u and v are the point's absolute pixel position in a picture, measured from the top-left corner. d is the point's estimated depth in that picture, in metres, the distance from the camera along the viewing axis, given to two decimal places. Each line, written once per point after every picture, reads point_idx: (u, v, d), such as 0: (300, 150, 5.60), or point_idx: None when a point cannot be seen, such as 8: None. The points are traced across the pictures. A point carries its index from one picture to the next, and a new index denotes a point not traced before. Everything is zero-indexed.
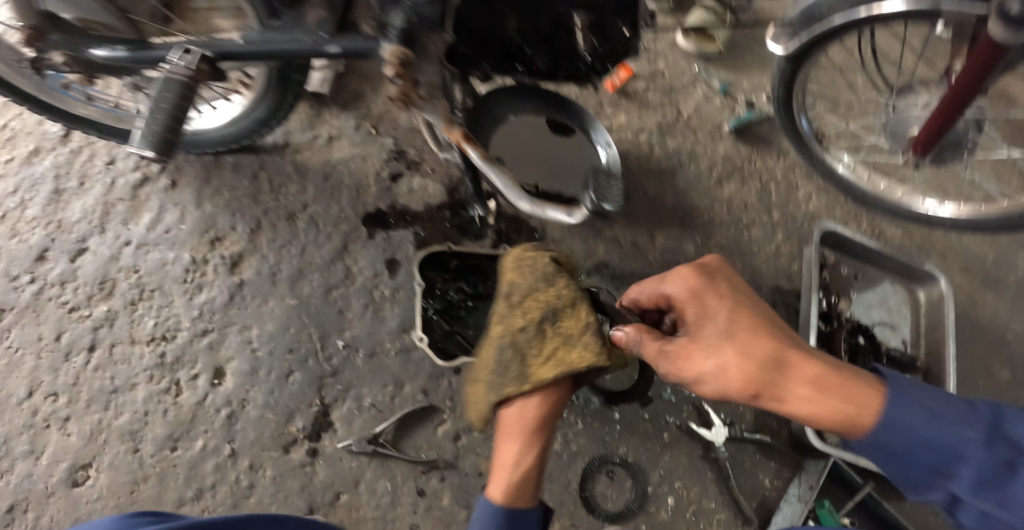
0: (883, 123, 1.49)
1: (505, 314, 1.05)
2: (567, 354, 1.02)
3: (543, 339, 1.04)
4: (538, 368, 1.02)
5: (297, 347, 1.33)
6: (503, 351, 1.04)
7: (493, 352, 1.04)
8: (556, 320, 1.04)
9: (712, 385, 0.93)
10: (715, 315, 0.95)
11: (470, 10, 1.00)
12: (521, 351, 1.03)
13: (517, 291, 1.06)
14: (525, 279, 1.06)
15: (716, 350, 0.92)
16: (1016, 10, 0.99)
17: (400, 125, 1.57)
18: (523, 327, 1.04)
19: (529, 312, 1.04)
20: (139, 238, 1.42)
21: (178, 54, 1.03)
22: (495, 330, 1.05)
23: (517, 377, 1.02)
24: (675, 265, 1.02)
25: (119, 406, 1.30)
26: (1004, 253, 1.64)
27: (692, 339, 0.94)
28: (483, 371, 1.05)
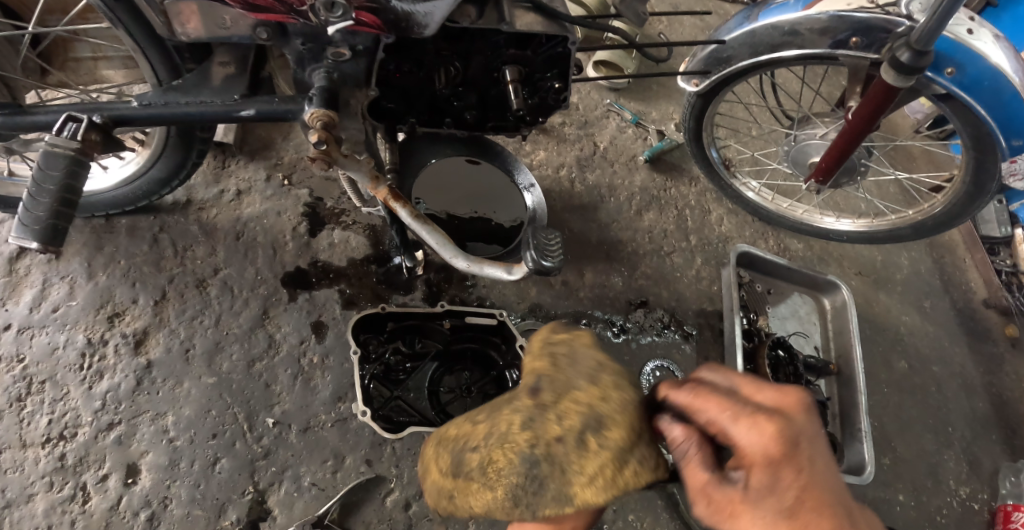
0: (781, 152, 1.59)
1: (532, 417, 0.79)
2: (622, 473, 0.77)
3: (587, 452, 0.76)
4: (581, 488, 0.76)
5: (221, 431, 1.24)
6: (535, 465, 0.76)
7: (520, 463, 0.76)
8: (602, 428, 0.77)
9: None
10: (781, 493, 0.71)
11: (395, 66, 0.97)
12: (560, 465, 0.76)
13: (549, 388, 0.81)
14: (563, 375, 0.83)
15: (775, 523, 0.70)
16: (906, 59, 1.12)
17: (315, 175, 1.50)
18: (558, 437, 0.77)
19: (565, 413, 0.78)
20: (21, 320, 1.28)
21: (61, 126, 0.92)
22: (518, 434, 0.78)
23: (557, 498, 0.76)
24: (755, 412, 0.76)
25: (14, 523, 1.15)
26: (889, 256, 1.79)
27: (751, 497, 0.72)
28: (508, 487, 0.76)
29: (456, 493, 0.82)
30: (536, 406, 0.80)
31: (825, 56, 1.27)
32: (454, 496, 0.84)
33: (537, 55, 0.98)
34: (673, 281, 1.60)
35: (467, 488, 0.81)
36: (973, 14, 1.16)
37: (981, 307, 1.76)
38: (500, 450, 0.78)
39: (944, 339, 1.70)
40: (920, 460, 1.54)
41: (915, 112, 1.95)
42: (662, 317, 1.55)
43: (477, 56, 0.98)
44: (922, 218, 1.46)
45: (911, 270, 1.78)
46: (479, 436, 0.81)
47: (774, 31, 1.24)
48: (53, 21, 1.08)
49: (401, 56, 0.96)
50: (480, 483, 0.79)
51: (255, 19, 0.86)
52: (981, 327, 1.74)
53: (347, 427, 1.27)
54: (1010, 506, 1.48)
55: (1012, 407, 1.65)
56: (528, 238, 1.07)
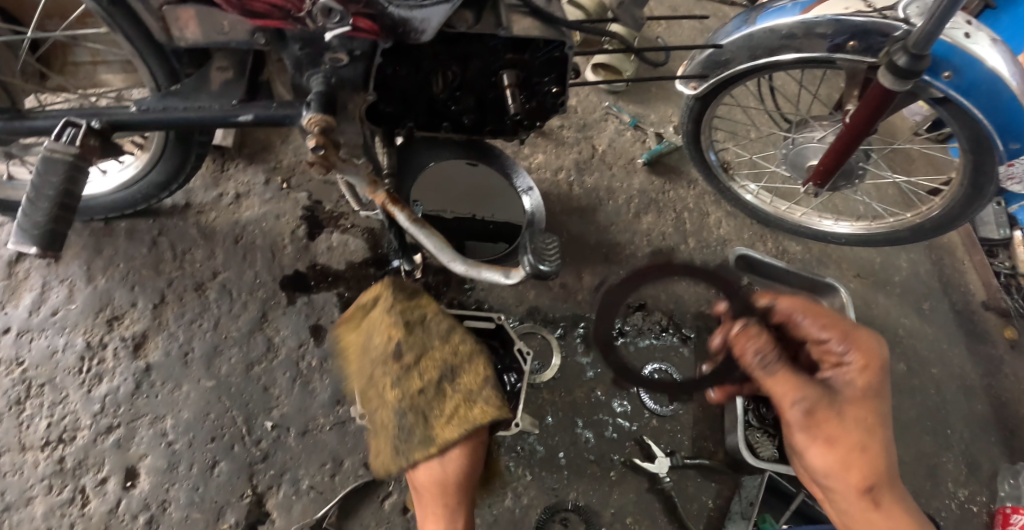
0: (780, 155, 1.60)
1: (397, 378, 1.05)
2: (469, 411, 1.05)
3: (443, 398, 1.06)
4: (444, 430, 1.04)
5: (220, 434, 1.24)
6: (404, 417, 1.04)
7: (392, 418, 1.04)
8: (455, 377, 1.08)
9: (837, 453, 1.05)
10: (860, 404, 1.07)
11: (393, 70, 0.98)
12: (422, 414, 1.04)
13: (409, 349, 1.06)
14: (416, 337, 1.08)
15: (851, 411, 1.06)
16: (903, 63, 1.13)
17: (314, 178, 1.51)
18: (420, 388, 1.05)
19: (420, 366, 1.06)
20: (21, 323, 1.29)
21: (60, 131, 0.92)
22: (392, 395, 1.05)
23: (423, 441, 1.03)
24: (859, 333, 1.12)
25: (13, 527, 1.15)
26: (887, 258, 1.79)
27: (856, 392, 1.07)
28: (387, 439, 1.05)
29: (381, 453, 1.06)
30: (399, 372, 1.05)
31: (823, 60, 1.27)
32: (371, 453, 1.08)
33: (535, 59, 0.99)
34: (671, 283, 1.60)
35: (380, 444, 1.06)
36: (969, 18, 1.17)
37: (979, 310, 1.77)
38: (382, 410, 1.06)
39: (942, 341, 1.70)
40: (918, 462, 1.55)
41: (913, 114, 1.97)
42: (661, 319, 1.55)
43: (474, 60, 0.98)
44: (920, 221, 1.47)
45: (909, 272, 1.78)
46: (373, 402, 1.07)
47: (772, 35, 1.24)
48: (52, 26, 1.09)
49: (399, 61, 0.96)
50: (378, 435, 1.07)
51: (253, 24, 0.87)
52: (979, 329, 1.74)
53: (345, 430, 1.27)
54: (1009, 508, 1.49)
55: (1011, 409, 1.65)
56: (526, 242, 1.06)
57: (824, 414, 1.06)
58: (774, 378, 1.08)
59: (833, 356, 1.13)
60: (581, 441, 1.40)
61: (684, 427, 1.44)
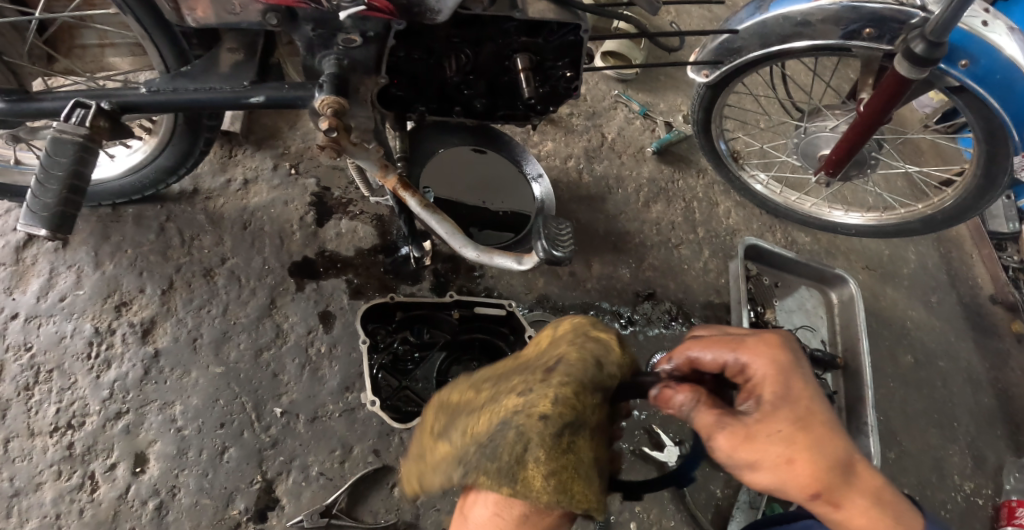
0: (791, 145, 1.59)
1: (535, 387, 0.74)
2: (572, 481, 0.73)
3: (557, 445, 0.72)
4: (534, 478, 0.71)
5: (229, 421, 1.24)
6: (507, 430, 0.72)
7: (492, 424, 0.73)
8: (581, 432, 0.73)
9: (800, 473, 0.74)
10: (795, 404, 0.77)
11: (406, 53, 0.97)
12: (525, 442, 0.71)
13: (566, 371, 0.74)
14: (580, 364, 0.76)
15: (793, 435, 0.75)
16: (921, 51, 1.11)
17: (321, 164, 1.50)
18: (546, 414, 0.71)
19: (564, 398, 0.72)
20: (28, 309, 1.28)
21: (69, 112, 0.90)
22: (511, 399, 0.74)
23: (504, 470, 0.71)
24: (758, 336, 0.81)
25: (22, 512, 1.15)
26: (895, 249, 1.78)
27: (765, 413, 0.76)
28: (470, 442, 0.75)
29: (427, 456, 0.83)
30: (556, 404, 0.72)
31: (837, 48, 1.25)
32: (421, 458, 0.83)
33: (549, 43, 0.98)
34: (680, 273, 1.59)
35: (436, 450, 0.81)
36: (987, 5, 1.15)
37: (987, 303, 1.75)
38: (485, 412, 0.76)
39: (949, 334, 1.69)
40: (925, 454, 1.54)
41: (923, 106, 1.95)
42: (669, 309, 1.54)
43: (488, 43, 0.97)
44: (932, 212, 1.45)
45: (917, 264, 1.77)
46: (479, 403, 0.79)
47: (786, 22, 1.22)
48: (60, 7, 1.08)
49: (411, 43, 0.95)
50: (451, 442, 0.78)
51: (265, 4, 0.86)
52: (987, 322, 1.73)
53: (355, 417, 1.26)
54: (1014, 501, 1.48)
55: (1017, 403, 1.64)
56: (539, 228, 1.06)
57: (756, 436, 0.75)
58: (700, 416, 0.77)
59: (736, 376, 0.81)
60: None
61: None
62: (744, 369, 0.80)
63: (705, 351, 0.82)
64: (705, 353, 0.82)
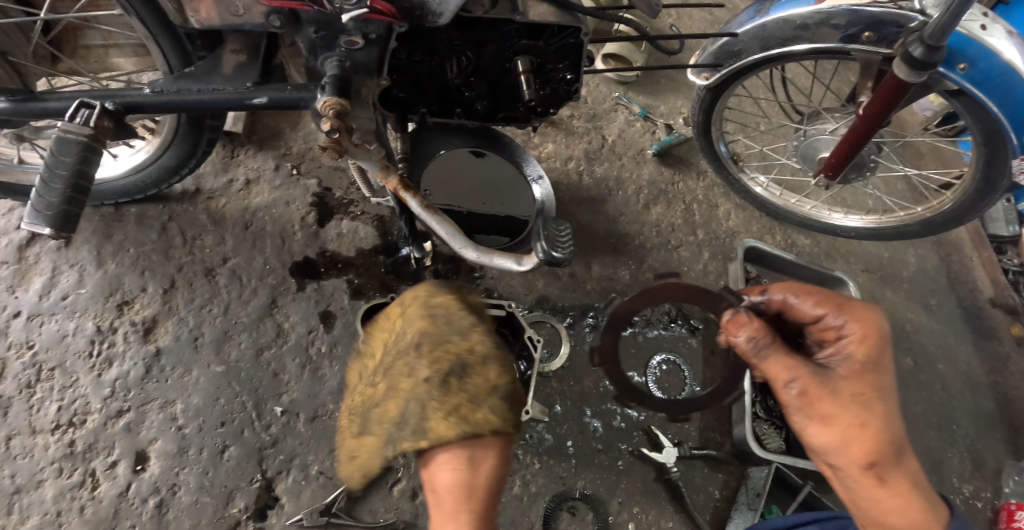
0: (790, 147, 1.59)
1: (414, 363, 0.95)
2: (471, 413, 0.91)
3: (447, 392, 0.92)
4: (437, 423, 0.90)
5: (230, 420, 1.24)
6: (409, 406, 0.92)
7: (397, 403, 0.93)
8: (465, 371, 0.95)
9: (836, 432, 0.92)
10: (869, 371, 0.96)
11: (408, 55, 0.97)
12: (422, 403, 0.91)
13: (427, 339, 0.96)
14: (437, 328, 0.98)
15: (855, 400, 0.93)
16: (919, 54, 1.12)
17: (323, 165, 1.51)
18: (427, 377, 0.93)
19: (447, 360, 0.95)
20: (30, 307, 1.29)
21: (74, 112, 0.92)
22: (405, 382, 0.94)
23: (415, 431, 0.90)
24: (859, 304, 1.01)
25: (24, 509, 1.16)
26: (895, 253, 1.78)
27: (850, 371, 0.96)
28: (382, 425, 0.93)
29: (358, 450, 0.96)
30: (447, 369, 0.94)
31: (836, 51, 1.26)
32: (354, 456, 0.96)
33: (549, 45, 0.98)
34: (679, 274, 1.60)
35: (365, 444, 0.95)
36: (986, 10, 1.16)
37: (986, 306, 1.76)
38: (392, 398, 0.94)
39: (948, 337, 1.69)
40: (923, 456, 1.55)
41: (923, 110, 1.94)
42: (669, 311, 1.54)
43: (489, 46, 0.97)
44: (932, 215, 1.46)
45: (917, 267, 1.77)
46: (379, 394, 0.96)
47: (785, 26, 1.23)
48: (64, 8, 1.08)
49: (413, 45, 0.96)
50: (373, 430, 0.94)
51: (268, 6, 0.86)
52: (986, 325, 1.73)
53: None
54: (1013, 504, 1.48)
55: (1015, 406, 1.64)
56: (540, 229, 1.07)
57: (819, 393, 0.94)
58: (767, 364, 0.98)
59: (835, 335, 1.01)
60: (589, 430, 1.39)
61: (691, 418, 1.44)
62: (840, 329, 1.00)
63: (810, 307, 1.04)
64: (814, 308, 1.03)
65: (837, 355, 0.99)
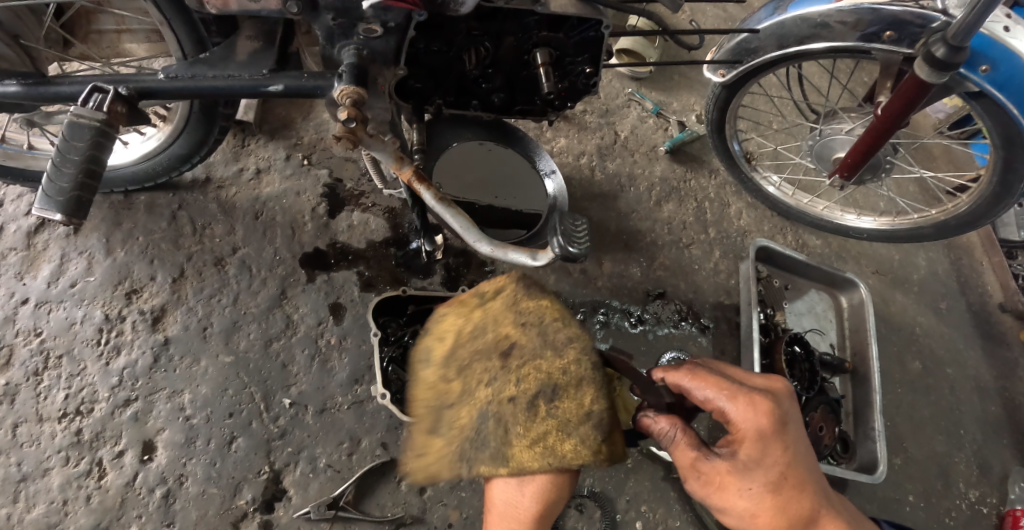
0: (805, 147, 1.57)
1: (497, 375, 0.90)
2: (559, 444, 0.87)
3: (535, 417, 0.87)
4: (520, 451, 0.87)
5: (237, 411, 1.23)
6: (490, 420, 0.88)
7: (475, 418, 0.89)
8: (553, 396, 0.88)
9: (734, 521, 0.83)
10: (768, 467, 0.82)
11: (425, 45, 0.96)
12: (505, 425, 0.88)
13: (518, 352, 0.90)
14: (530, 342, 0.91)
15: (752, 495, 0.81)
16: (941, 54, 1.10)
17: (334, 156, 1.49)
18: (513, 397, 0.88)
19: (534, 381, 0.88)
20: (39, 294, 1.28)
21: (87, 96, 0.91)
22: (482, 392, 0.90)
23: (494, 456, 0.87)
24: (749, 392, 0.86)
25: (30, 497, 1.15)
26: (907, 255, 1.77)
27: (734, 471, 0.82)
28: (457, 441, 0.90)
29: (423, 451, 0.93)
30: (534, 390, 0.88)
31: (857, 50, 1.24)
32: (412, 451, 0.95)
33: (569, 38, 0.97)
34: (690, 273, 1.59)
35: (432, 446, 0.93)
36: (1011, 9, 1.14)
37: (997, 311, 1.74)
38: (466, 407, 0.91)
39: (958, 341, 1.68)
40: (932, 460, 1.53)
41: (936, 111, 1.92)
42: (679, 309, 1.54)
43: (508, 37, 0.96)
44: (945, 218, 1.44)
45: (928, 270, 1.76)
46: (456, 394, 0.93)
47: (806, 22, 1.21)
48: None
49: (431, 35, 0.95)
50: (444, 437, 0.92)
51: None
52: (996, 331, 1.72)
53: (363, 410, 1.26)
54: (1019, 511, 1.47)
55: None
56: (555, 223, 1.06)
57: (734, 484, 0.82)
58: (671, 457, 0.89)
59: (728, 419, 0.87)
60: None
61: (699, 418, 1.42)
62: (732, 420, 0.85)
63: (700, 391, 0.89)
64: (699, 393, 0.88)
65: (731, 448, 0.84)
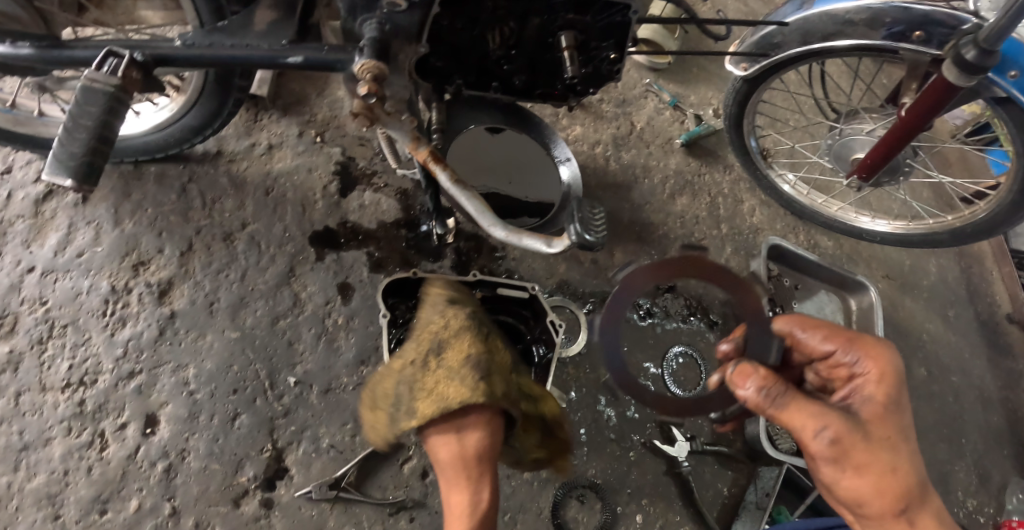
0: (823, 146, 1.54)
1: (405, 346, 1.05)
2: (446, 388, 0.97)
3: (427, 371, 1.00)
4: (423, 405, 0.97)
5: (242, 388, 1.22)
6: (400, 385, 1.01)
7: (392, 385, 1.02)
8: (441, 350, 1.01)
9: (866, 483, 0.85)
10: (895, 405, 0.90)
11: (447, 24, 0.94)
12: (413, 385, 1.00)
13: (420, 323, 1.06)
14: (427, 312, 1.08)
15: (878, 443, 0.86)
16: (972, 57, 1.08)
17: (348, 134, 1.48)
18: (414, 359, 1.02)
19: (428, 339, 1.03)
20: (45, 263, 1.27)
21: (101, 61, 0.89)
22: (398, 363, 1.04)
23: (408, 411, 0.98)
24: (872, 340, 0.95)
25: (32, 466, 1.14)
26: (918, 261, 1.74)
27: (874, 410, 0.89)
28: (383, 402, 1.02)
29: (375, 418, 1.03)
30: (429, 349, 1.01)
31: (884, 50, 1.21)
32: (371, 425, 1.04)
33: (596, 22, 0.95)
34: None
35: (377, 416, 1.03)
36: None
37: (1004, 322, 1.73)
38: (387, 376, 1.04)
39: (963, 349, 1.66)
40: (931, 467, 1.52)
41: (954, 117, 1.89)
42: (688, 304, 1.52)
43: (533, 18, 0.94)
44: (962, 224, 1.42)
45: (938, 277, 1.74)
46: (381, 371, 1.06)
47: (834, 19, 1.18)
48: None
49: (455, 12, 0.93)
50: (374, 410, 1.04)
51: None
52: (1002, 341, 1.70)
53: None
54: (1015, 521, 1.46)
55: None
56: (573, 210, 1.03)
57: (851, 441, 0.85)
58: (787, 411, 0.86)
59: (846, 371, 0.97)
60: (602, 419, 1.37)
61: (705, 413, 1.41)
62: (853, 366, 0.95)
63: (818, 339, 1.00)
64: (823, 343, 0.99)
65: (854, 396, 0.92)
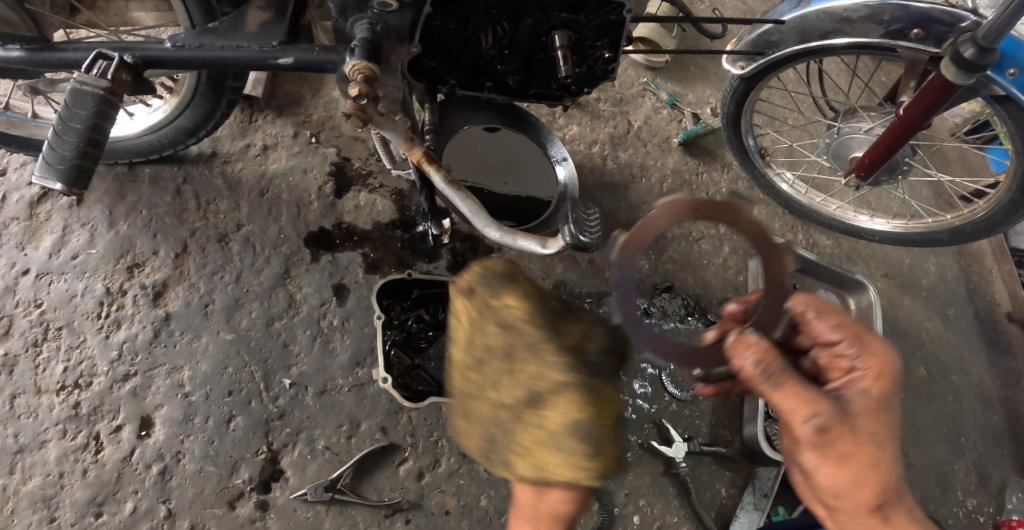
0: (822, 145, 1.54)
1: (495, 380, 0.84)
2: (547, 456, 0.80)
3: (524, 426, 0.82)
4: (520, 465, 0.82)
5: (237, 390, 1.22)
6: (492, 430, 0.84)
7: (483, 428, 0.85)
8: (543, 406, 0.81)
9: (848, 475, 0.79)
10: (889, 404, 0.82)
11: (440, 24, 0.94)
12: (509, 436, 0.83)
13: (511, 354, 0.84)
14: (515, 339, 0.84)
15: (870, 438, 0.79)
16: (970, 55, 1.08)
17: (343, 134, 1.47)
18: (506, 405, 0.83)
19: (524, 386, 0.82)
20: (40, 265, 1.26)
21: (91, 63, 0.88)
22: (487, 399, 0.85)
23: (506, 464, 0.84)
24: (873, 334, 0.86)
25: (27, 469, 1.14)
26: (917, 259, 1.74)
27: (867, 405, 0.81)
28: (472, 438, 0.87)
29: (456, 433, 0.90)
30: (522, 400, 0.82)
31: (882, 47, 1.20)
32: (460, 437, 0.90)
33: (589, 21, 0.95)
34: (699, 267, 1.56)
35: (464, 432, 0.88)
36: None
37: (1004, 321, 1.72)
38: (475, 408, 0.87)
39: (963, 348, 1.65)
40: (930, 466, 1.52)
41: (952, 116, 1.88)
42: (686, 303, 1.52)
43: (526, 18, 0.94)
44: (961, 223, 1.41)
45: (937, 276, 1.73)
46: (468, 392, 0.87)
47: (829, 17, 1.18)
48: None
49: (448, 12, 0.92)
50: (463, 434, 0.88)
51: None
52: (1002, 340, 1.69)
53: (364, 393, 1.25)
54: (1015, 520, 1.45)
55: None
56: (567, 211, 1.03)
57: (840, 430, 0.78)
58: (780, 391, 0.80)
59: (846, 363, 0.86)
60: None
61: (703, 413, 1.41)
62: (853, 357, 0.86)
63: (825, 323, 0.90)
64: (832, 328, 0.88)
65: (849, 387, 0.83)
